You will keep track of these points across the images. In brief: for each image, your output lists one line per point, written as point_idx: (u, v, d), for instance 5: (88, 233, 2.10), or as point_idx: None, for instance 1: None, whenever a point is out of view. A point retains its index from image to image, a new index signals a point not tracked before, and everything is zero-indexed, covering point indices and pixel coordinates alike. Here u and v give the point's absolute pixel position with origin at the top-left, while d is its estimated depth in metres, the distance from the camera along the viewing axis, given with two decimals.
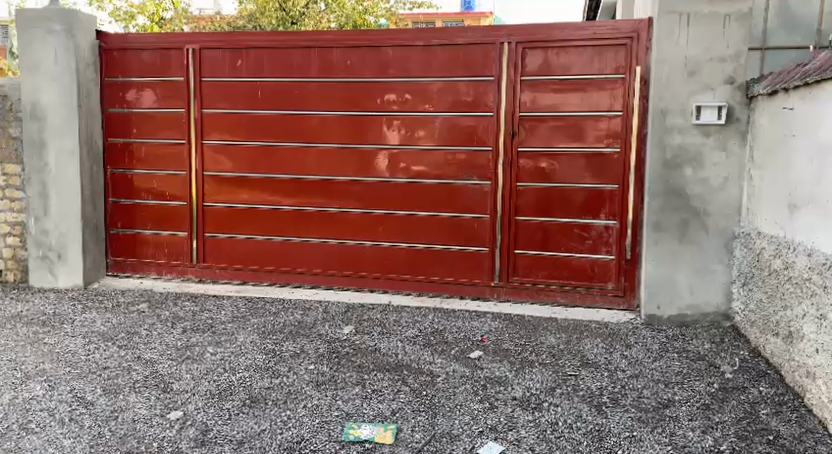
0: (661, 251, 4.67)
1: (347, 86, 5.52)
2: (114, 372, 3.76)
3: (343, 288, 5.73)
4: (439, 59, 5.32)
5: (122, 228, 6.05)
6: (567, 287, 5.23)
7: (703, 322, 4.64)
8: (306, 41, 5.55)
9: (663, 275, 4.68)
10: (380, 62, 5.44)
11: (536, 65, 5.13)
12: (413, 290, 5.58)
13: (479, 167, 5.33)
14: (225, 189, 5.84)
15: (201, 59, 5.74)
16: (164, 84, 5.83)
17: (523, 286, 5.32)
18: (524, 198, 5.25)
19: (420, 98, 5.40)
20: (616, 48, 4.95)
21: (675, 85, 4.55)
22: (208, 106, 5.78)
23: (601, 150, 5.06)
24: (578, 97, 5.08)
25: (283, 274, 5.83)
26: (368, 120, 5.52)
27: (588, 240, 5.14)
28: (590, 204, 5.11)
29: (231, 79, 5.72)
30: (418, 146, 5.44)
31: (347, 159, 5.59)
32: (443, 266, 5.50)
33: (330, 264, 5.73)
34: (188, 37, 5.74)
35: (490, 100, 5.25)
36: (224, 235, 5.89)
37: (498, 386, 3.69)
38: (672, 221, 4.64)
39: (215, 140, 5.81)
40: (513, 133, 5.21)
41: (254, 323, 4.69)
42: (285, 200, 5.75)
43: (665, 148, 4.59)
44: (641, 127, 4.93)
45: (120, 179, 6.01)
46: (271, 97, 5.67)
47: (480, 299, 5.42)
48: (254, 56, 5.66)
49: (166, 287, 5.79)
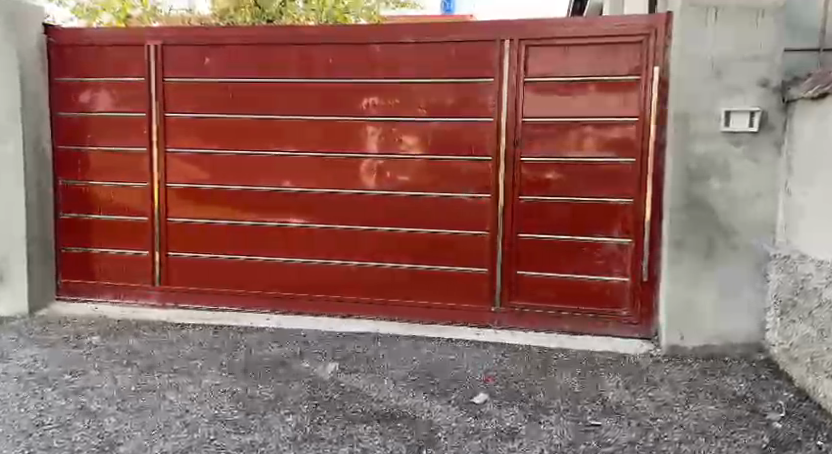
0: (685, 274, 4.12)
1: (329, 87, 4.93)
2: (49, 430, 3.12)
3: (324, 313, 5.12)
4: (432, 57, 4.76)
5: (75, 246, 5.39)
6: (574, 314, 4.68)
7: (732, 354, 4.11)
8: (283, 37, 4.95)
9: (688, 301, 4.13)
10: (366, 61, 4.86)
11: (542, 66, 4.59)
12: (402, 315, 4.99)
13: (477, 178, 4.77)
14: (192, 203, 5.22)
15: (165, 57, 5.12)
16: (122, 84, 5.19)
17: (526, 312, 4.76)
18: (528, 214, 4.70)
19: (411, 101, 4.83)
20: (630, 47, 4.43)
21: (700, 87, 4.02)
22: (172, 110, 5.15)
23: (614, 160, 4.52)
24: (587, 101, 4.54)
25: (256, 298, 5.21)
26: (353, 126, 4.93)
27: (599, 260, 4.60)
28: (601, 220, 4.58)
29: (198, 78, 5.10)
30: (409, 155, 4.87)
31: (329, 169, 5.00)
32: (437, 289, 4.92)
33: (309, 286, 5.13)
34: (149, 32, 5.11)
35: (489, 104, 4.70)
36: (190, 254, 5.26)
37: (511, 441, 3.12)
38: (697, 240, 4.10)
39: (180, 148, 5.18)
40: (516, 141, 4.67)
41: (222, 361, 4.09)
42: (258, 215, 5.14)
43: (689, 159, 4.06)
44: (658, 135, 4.41)
45: (73, 191, 5.36)
46: (243, 100, 5.06)
47: (478, 326, 4.85)
48: (224, 54, 5.05)
49: (123, 314, 5.15)
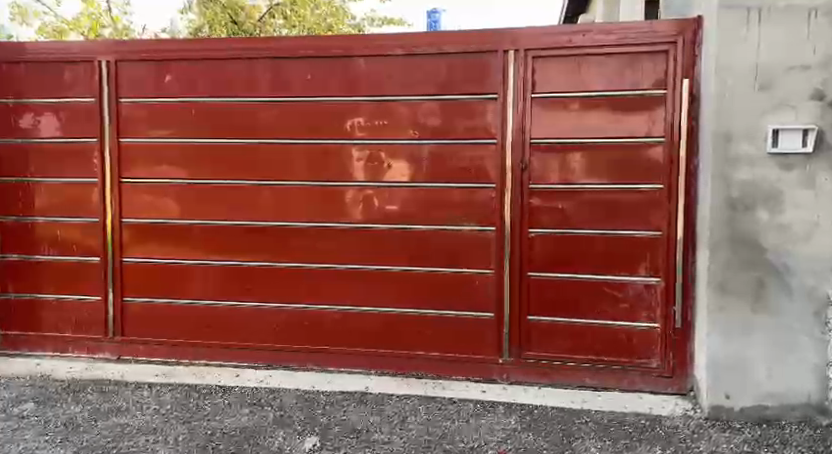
0: (729, 322, 3.50)
1: (306, 106, 4.29)
2: None
3: (303, 367, 4.43)
4: (425, 72, 4.13)
5: (15, 292, 4.71)
6: (595, 366, 4.02)
7: (789, 418, 3.47)
8: (253, 49, 4.31)
9: (732, 353, 3.51)
10: (348, 77, 4.23)
11: (552, 79, 3.97)
12: (394, 368, 4.31)
13: (479, 210, 4.13)
14: (151, 241, 4.54)
15: (119, 74, 4.47)
16: (69, 107, 4.54)
17: (539, 363, 4.10)
18: (538, 250, 4.06)
19: (401, 122, 4.20)
20: (653, 56, 3.83)
21: (741, 102, 3.42)
22: (126, 135, 4.50)
23: (638, 187, 3.90)
24: (605, 119, 3.92)
25: (225, 351, 4.52)
26: (334, 151, 4.29)
27: (623, 303, 3.97)
28: (624, 256, 3.95)
29: (157, 99, 4.45)
30: (399, 183, 4.23)
31: (308, 201, 4.34)
32: (435, 338, 4.25)
33: (288, 336, 4.45)
34: (101, 46, 4.47)
35: (491, 124, 4.07)
36: (150, 299, 4.58)
37: None
38: (743, 281, 3.47)
39: (136, 178, 4.51)
40: (525, 167, 4.04)
41: (179, 439, 3.43)
42: (228, 254, 4.46)
43: (730, 186, 3.46)
44: (690, 158, 3.80)
45: (12, 229, 4.67)
46: (208, 122, 4.41)
47: (483, 380, 4.17)
48: (186, 71, 4.41)
49: (71, 371, 4.45)
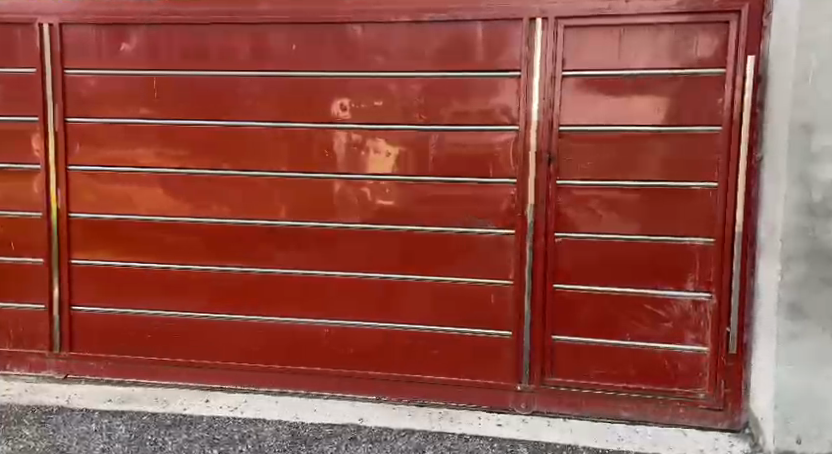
0: (804, 351, 2.91)
1: (289, 83, 3.58)
2: None
3: (284, 391, 3.76)
4: (433, 42, 3.44)
5: None
6: (630, 396, 3.42)
7: None
8: (225, 13, 3.58)
9: (807, 388, 2.92)
10: (341, 49, 3.53)
11: (585, 54, 3.30)
12: (392, 394, 3.66)
13: (495, 209, 3.47)
14: (104, 240, 3.83)
15: (65, 40, 3.73)
16: (6, 79, 3.80)
17: (565, 391, 3.48)
18: (565, 259, 3.43)
19: (403, 103, 3.50)
20: (711, 28, 3.17)
21: (828, 85, 2.79)
22: (73, 114, 3.76)
23: (687, 185, 3.26)
24: (650, 103, 3.27)
25: (192, 370, 3.84)
26: (322, 136, 3.59)
27: (665, 322, 3.36)
28: (668, 267, 3.33)
29: (110, 72, 3.72)
30: (399, 176, 3.55)
31: (290, 197, 3.65)
32: (440, 359, 3.61)
33: (266, 354, 3.77)
34: (43, 6, 3.71)
35: (512, 107, 3.40)
36: (102, 309, 3.88)
37: None
38: (822, 303, 2.88)
39: (86, 166, 3.79)
40: (551, 160, 3.38)
41: None
42: (196, 257, 3.77)
43: (810, 187, 2.84)
44: (752, 152, 3.17)
45: None
46: (172, 100, 3.68)
47: (497, 410, 3.55)
48: (147, 37, 3.67)
49: (8, 393, 3.76)
